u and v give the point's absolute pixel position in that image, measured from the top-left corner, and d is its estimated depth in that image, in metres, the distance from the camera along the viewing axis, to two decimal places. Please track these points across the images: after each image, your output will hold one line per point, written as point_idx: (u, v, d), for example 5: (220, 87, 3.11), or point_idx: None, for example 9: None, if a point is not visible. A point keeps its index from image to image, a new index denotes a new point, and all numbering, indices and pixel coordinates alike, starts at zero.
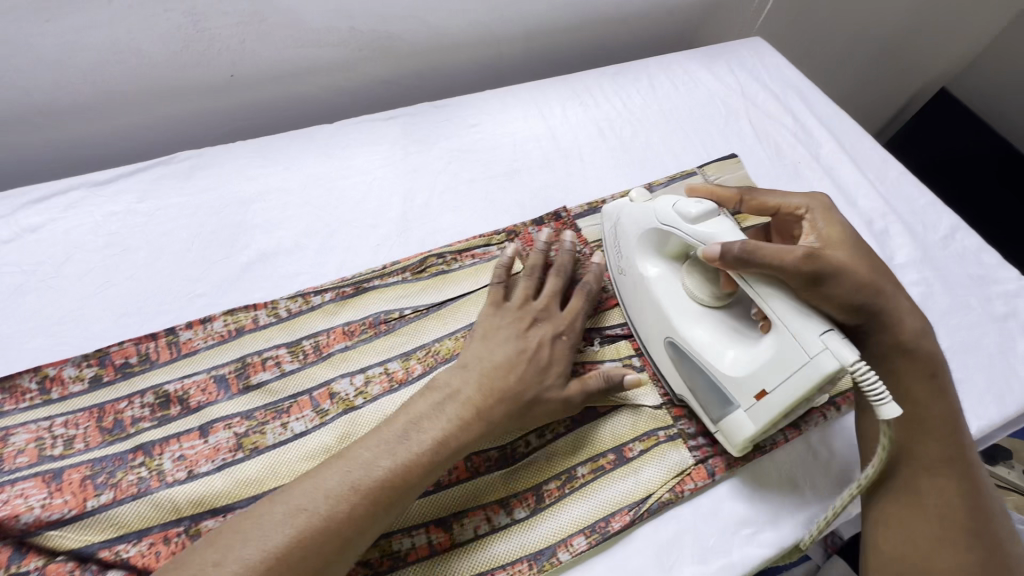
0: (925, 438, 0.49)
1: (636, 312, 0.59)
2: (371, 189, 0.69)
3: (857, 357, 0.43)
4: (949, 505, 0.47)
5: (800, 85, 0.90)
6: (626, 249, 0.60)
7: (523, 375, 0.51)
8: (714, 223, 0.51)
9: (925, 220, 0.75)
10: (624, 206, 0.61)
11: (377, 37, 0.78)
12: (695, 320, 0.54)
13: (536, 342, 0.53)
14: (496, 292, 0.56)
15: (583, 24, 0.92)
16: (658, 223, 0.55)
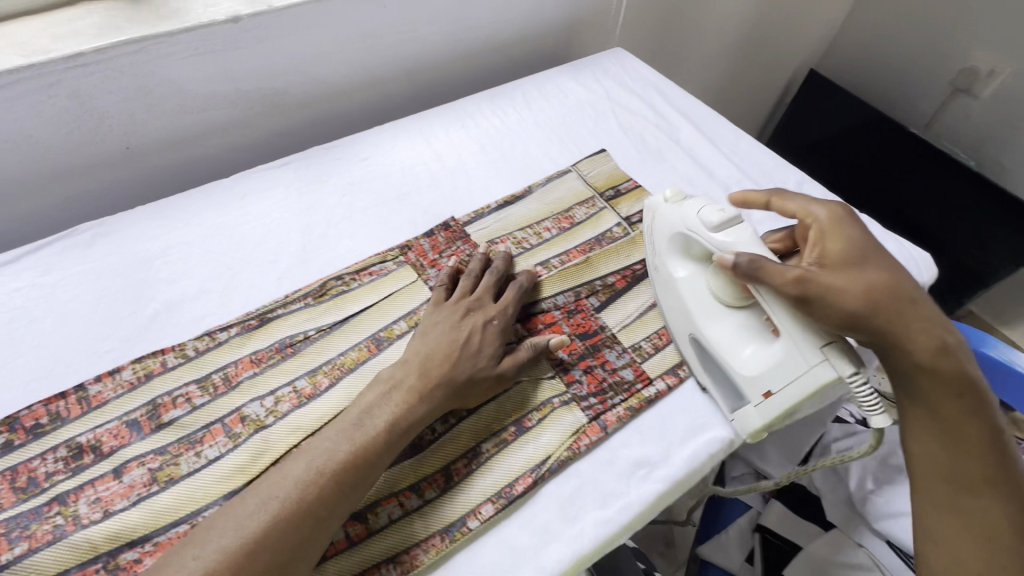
0: (964, 458, 0.50)
1: (665, 301, 0.66)
2: (270, 229, 0.74)
3: (854, 369, 0.49)
4: (994, 527, 0.49)
5: (658, 82, 1.01)
6: (659, 248, 0.67)
7: (458, 360, 0.58)
8: (735, 232, 0.57)
9: (775, 180, 0.85)
10: (658, 206, 0.68)
11: (264, 94, 0.85)
12: (715, 319, 0.60)
13: (468, 329, 0.60)
14: (438, 292, 0.65)
15: (459, 57, 1.01)
16: (686, 229, 0.62)
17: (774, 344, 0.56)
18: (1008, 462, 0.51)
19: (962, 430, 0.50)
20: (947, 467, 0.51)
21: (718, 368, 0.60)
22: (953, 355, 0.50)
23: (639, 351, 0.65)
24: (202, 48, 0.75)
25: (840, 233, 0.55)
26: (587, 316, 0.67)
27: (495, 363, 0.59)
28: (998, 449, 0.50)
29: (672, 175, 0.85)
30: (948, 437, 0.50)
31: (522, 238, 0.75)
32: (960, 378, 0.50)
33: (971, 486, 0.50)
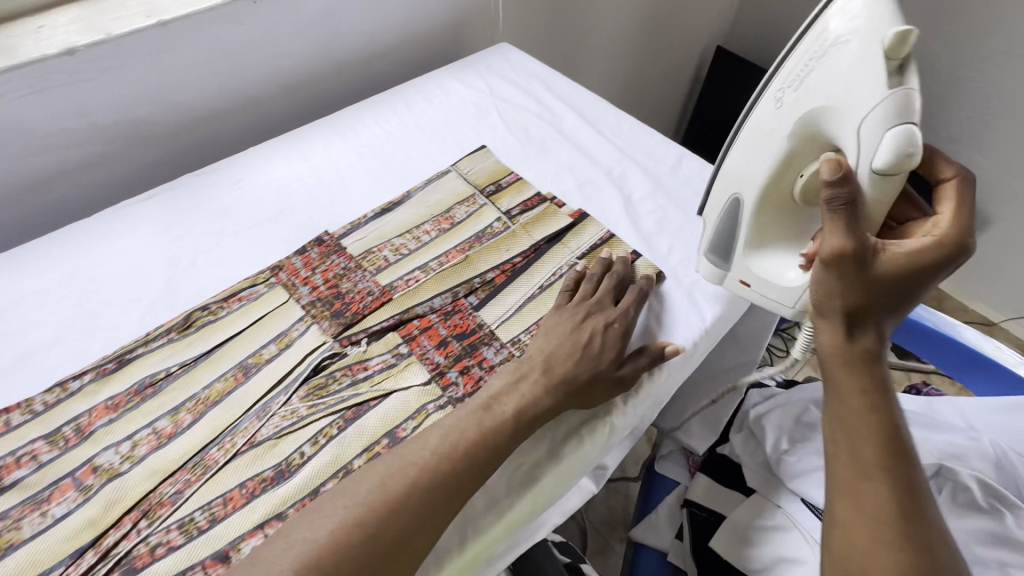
0: (864, 444, 0.51)
1: (748, 141, 0.64)
2: (133, 265, 0.71)
3: None
4: (883, 509, 0.49)
5: (541, 73, 1.01)
6: (806, 94, 0.57)
7: (579, 363, 0.59)
8: (890, 181, 0.53)
9: (655, 157, 0.86)
10: (873, 55, 0.52)
11: (124, 126, 0.81)
12: (768, 203, 0.64)
13: (590, 332, 0.62)
14: (562, 294, 0.67)
15: (338, 67, 0.99)
16: (855, 120, 0.53)
17: (789, 268, 0.64)
18: (915, 469, 0.51)
19: (867, 419, 0.51)
20: (847, 446, 0.52)
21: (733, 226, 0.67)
22: (875, 359, 0.53)
23: (517, 344, 0.64)
24: (38, 85, 0.71)
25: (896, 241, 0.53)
26: (465, 315, 0.66)
27: (617, 365, 0.61)
28: (903, 448, 0.51)
29: (555, 163, 0.85)
30: (847, 420, 0.52)
31: (399, 244, 0.74)
32: (880, 380, 0.53)
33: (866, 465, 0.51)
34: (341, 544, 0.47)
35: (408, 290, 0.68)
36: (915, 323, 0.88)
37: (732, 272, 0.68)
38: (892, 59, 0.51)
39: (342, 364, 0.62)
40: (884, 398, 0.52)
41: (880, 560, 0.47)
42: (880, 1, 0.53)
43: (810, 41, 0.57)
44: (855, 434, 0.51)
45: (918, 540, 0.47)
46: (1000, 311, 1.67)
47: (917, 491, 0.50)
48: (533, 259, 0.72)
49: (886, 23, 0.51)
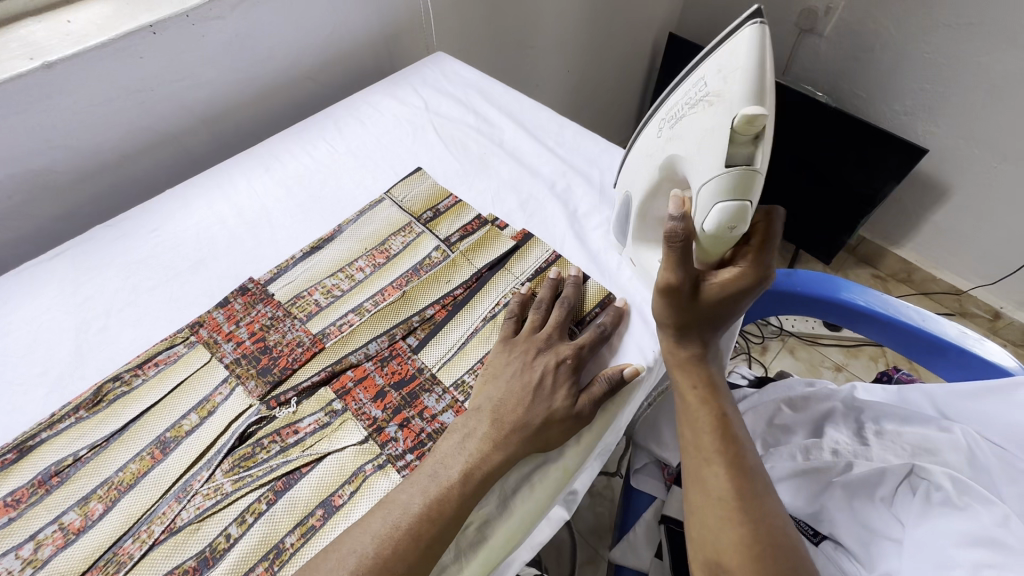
0: (703, 434, 0.57)
1: (638, 159, 0.59)
2: (38, 336, 0.64)
3: None
4: (724, 491, 0.53)
5: (479, 82, 0.96)
6: (676, 133, 0.50)
7: (530, 406, 0.56)
8: (721, 243, 0.49)
9: (600, 166, 0.82)
10: (722, 130, 0.44)
11: (22, 179, 0.75)
12: (652, 213, 0.60)
13: (542, 369, 0.58)
14: (509, 328, 0.63)
15: (261, 92, 0.93)
16: (697, 183, 0.48)
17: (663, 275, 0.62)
18: (750, 453, 0.57)
19: (703, 413, 0.58)
20: (691, 439, 0.58)
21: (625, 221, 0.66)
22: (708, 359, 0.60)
23: (461, 388, 0.60)
24: None
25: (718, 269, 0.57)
26: (403, 359, 0.62)
27: (573, 403, 0.57)
28: (737, 435, 0.57)
29: (496, 182, 0.80)
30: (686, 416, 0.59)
31: (330, 285, 0.69)
32: (711, 378, 0.60)
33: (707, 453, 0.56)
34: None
35: (340, 337, 0.63)
36: (884, 316, 0.86)
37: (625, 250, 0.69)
38: (740, 137, 0.44)
39: (270, 430, 0.57)
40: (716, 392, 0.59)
41: (726, 536, 0.51)
42: (755, 60, 0.42)
43: (694, 81, 0.48)
44: (696, 429, 0.58)
45: (758, 513, 0.52)
46: (968, 280, 1.68)
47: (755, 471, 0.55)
48: (475, 289, 0.68)
49: (748, 96, 0.43)
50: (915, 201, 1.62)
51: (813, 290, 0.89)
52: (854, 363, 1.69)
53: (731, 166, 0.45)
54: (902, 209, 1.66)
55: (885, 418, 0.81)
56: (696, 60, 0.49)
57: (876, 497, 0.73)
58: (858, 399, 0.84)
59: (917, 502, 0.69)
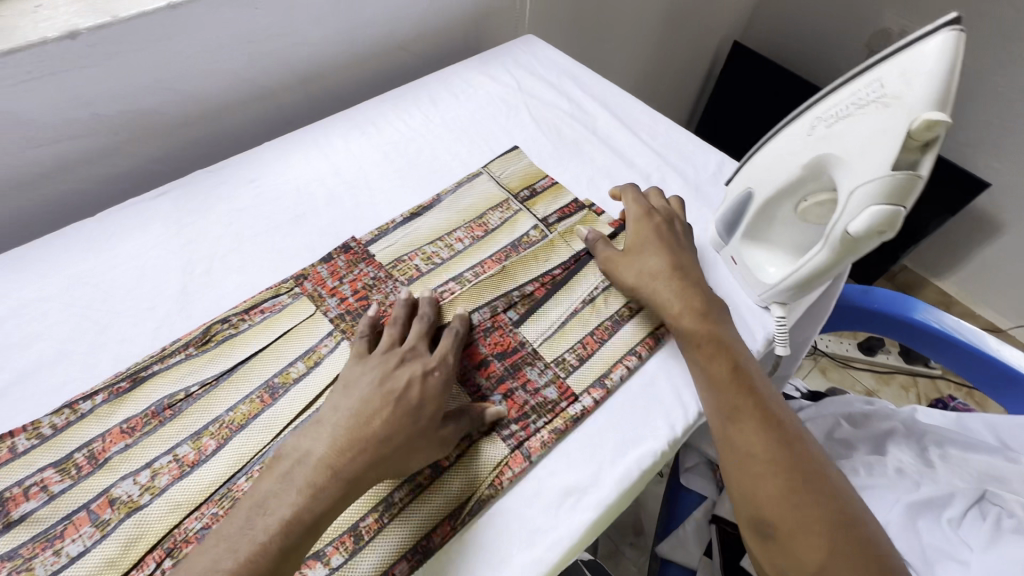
0: (723, 391, 0.57)
1: (771, 158, 0.58)
2: (144, 273, 0.65)
3: (777, 330, 0.64)
4: (755, 445, 0.54)
5: (571, 69, 0.96)
6: (833, 132, 0.50)
7: (384, 415, 0.51)
8: (864, 241, 0.50)
9: (694, 164, 0.82)
10: (897, 132, 0.45)
11: (127, 117, 0.75)
12: (772, 208, 0.60)
13: (403, 381, 0.53)
14: (361, 343, 0.58)
15: (356, 58, 0.93)
16: (853, 183, 0.48)
17: (772, 271, 0.63)
18: (768, 400, 0.57)
19: (721, 369, 0.58)
20: (714, 398, 0.57)
21: (739, 218, 0.65)
22: (708, 311, 0.61)
23: (562, 365, 0.61)
24: (39, 71, 0.65)
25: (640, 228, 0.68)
26: (505, 332, 0.62)
27: (435, 421, 0.52)
28: (754, 383, 0.58)
29: (590, 169, 0.81)
30: (707, 377, 0.58)
31: (430, 252, 0.69)
32: (719, 329, 0.60)
33: (729, 408, 0.56)
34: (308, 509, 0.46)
35: (444, 303, 0.64)
36: (957, 342, 0.85)
37: (726, 248, 0.68)
38: (915, 142, 0.45)
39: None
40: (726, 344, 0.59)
41: (764, 487, 0.52)
42: (946, 68, 0.43)
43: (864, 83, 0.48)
44: (716, 386, 0.57)
45: (792, 456, 0.53)
46: (1007, 318, 1.68)
47: (780, 416, 0.56)
48: (574, 271, 0.68)
49: (932, 102, 0.43)
50: (964, 234, 1.61)
51: (888, 309, 0.89)
52: (886, 390, 1.68)
53: (897, 169, 0.46)
54: (950, 241, 1.66)
55: (949, 443, 0.81)
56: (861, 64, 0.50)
57: (944, 518, 0.72)
58: (919, 422, 0.85)
59: (987, 527, 0.69)
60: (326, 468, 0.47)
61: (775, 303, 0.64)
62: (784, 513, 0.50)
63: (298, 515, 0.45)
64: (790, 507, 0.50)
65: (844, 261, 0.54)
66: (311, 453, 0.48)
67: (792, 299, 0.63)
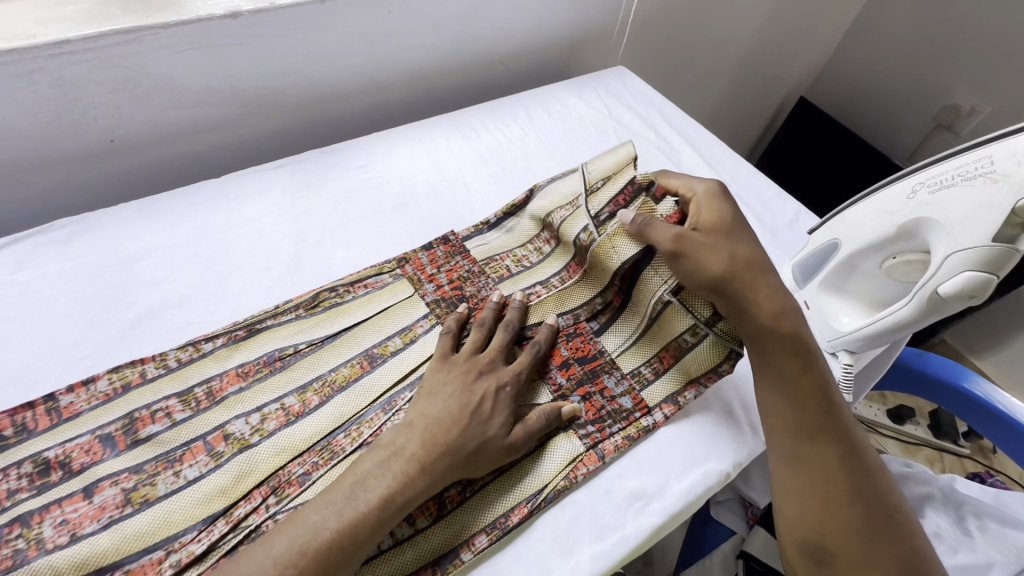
0: (806, 413, 0.59)
1: (864, 215, 0.63)
2: (261, 235, 0.71)
3: (842, 376, 0.67)
4: (829, 469, 0.56)
5: (659, 105, 1.02)
6: (935, 200, 0.56)
7: (463, 425, 0.53)
8: (955, 302, 0.54)
9: (772, 209, 0.86)
10: (1004, 206, 0.50)
11: (259, 93, 0.81)
12: (855, 261, 0.64)
13: (480, 394, 0.56)
14: (445, 346, 0.61)
15: (461, 66, 1.00)
16: (954, 247, 0.53)
17: (846, 320, 0.66)
18: (847, 429, 0.59)
19: (805, 390, 0.60)
20: (794, 417, 0.59)
21: (820, 265, 0.69)
22: (787, 321, 0.62)
23: (637, 377, 0.64)
24: (201, 42, 0.71)
25: (712, 206, 0.66)
26: (586, 339, 0.66)
27: (507, 432, 0.55)
28: (836, 409, 0.60)
29: None
30: (792, 395, 0.60)
31: (521, 255, 0.74)
32: (800, 346, 0.61)
33: (810, 431, 0.58)
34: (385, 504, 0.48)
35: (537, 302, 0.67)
36: (1011, 420, 0.84)
37: (799, 292, 0.72)
38: (1019, 218, 0.50)
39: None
40: (812, 366, 0.61)
41: (830, 513, 0.55)
42: None
43: (970, 162, 0.54)
44: (796, 408, 0.59)
45: (860, 486, 0.56)
46: None
47: (854, 445, 0.59)
48: (629, 285, 0.67)
49: None
50: (1008, 318, 1.61)
51: (941, 376, 0.91)
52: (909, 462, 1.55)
53: (996, 241, 0.51)
54: (994, 322, 1.66)
55: (987, 516, 0.82)
56: (967, 146, 0.56)
57: None
58: (957, 492, 0.86)
59: None
60: (416, 460, 0.51)
61: (843, 351, 0.67)
62: (844, 542, 0.54)
63: (390, 497, 0.49)
64: (853, 539, 0.54)
65: (924, 320, 0.58)
66: (406, 448, 0.52)
67: (862, 349, 0.66)
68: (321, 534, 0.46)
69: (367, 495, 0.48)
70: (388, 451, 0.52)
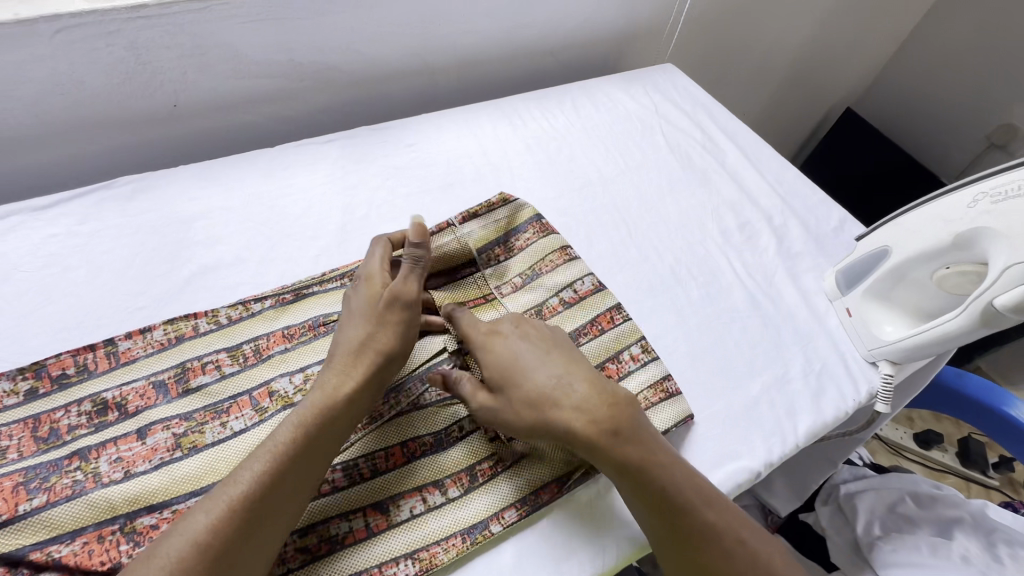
0: (641, 503, 0.49)
1: (919, 224, 0.62)
2: (311, 205, 0.73)
3: (881, 385, 0.67)
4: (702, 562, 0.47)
5: (707, 104, 1.01)
6: (997, 211, 0.54)
7: (367, 328, 0.53)
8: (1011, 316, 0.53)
9: (817, 215, 0.85)
10: None
11: (316, 68, 0.83)
12: (904, 270, 0.63)
13: (367, 317, 0.54)
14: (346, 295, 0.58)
15: (511, 54, 1.00)
16: (1015, 260, 0.52)
17: (889, 328, 0.66)
18: (660, 522, 0.48)
19: (637, 475, 0.49)
20: (647, 509, 0.49)
21: (868, 272, 0.69)
22: (622, 436, 0.49)
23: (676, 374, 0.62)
24: (267, 14, 0.73)
25: (494, 345, 0.54)
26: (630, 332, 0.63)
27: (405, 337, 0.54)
28: (688, 491, 0.49)
29: (716, 199, 0.84)
30: (635, 483, 0.49)
31: (500, 250, 0.66)
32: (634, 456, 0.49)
33: (676, 521, 0.48)
34: (222, 526, 0.41)
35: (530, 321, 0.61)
36: None
37: (843, 298, 0.71)
38: None
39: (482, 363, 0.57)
40: (640, 478, 0.49)
41: None
42: None
43: None
44: (653, 524, 0.48)
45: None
46: None
47: (710, 533, 0.48)
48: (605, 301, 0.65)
49: None
50: None
51: (980, 398, 0.88)
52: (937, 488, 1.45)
53: None
54: None
55: (1019, 545, 0.79)
56: None
57: None
58: (986, 519, 0.83)
59: None
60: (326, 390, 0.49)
61: (885, 360, 0.67)
62: None
63: (307, 421, 0.48)
64: None
65: (975, 334, 0.57)
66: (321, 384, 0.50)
67: (907, 359, 0.65)
68: (157, 562, 0.39)
69: (199, 519, 0.41)
70: (224, 480, 0.44)
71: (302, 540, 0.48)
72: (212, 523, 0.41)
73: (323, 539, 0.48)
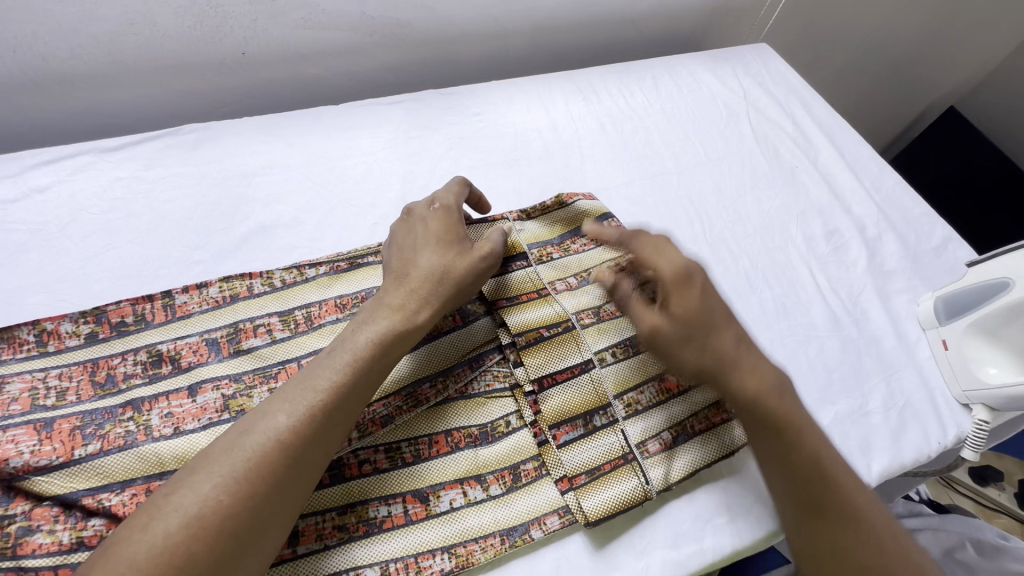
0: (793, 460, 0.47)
1: None
2: (371, 169, 0.70)
3: (971, 430, 0.60)
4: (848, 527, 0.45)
5: (802, 93, 0.91)
6: None
7: (444, 258, 0.52)
8: None
9: (918, 230, 0.76)
10: None
11: (387, 23, 0.79)
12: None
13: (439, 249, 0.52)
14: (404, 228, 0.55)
15: (592, 21, 0.93)
16: None
17: (994, 369, 0.59)
18: (815, 476, 0.46)
19: (793, 426, 0.48)
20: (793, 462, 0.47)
21: (977, 304, 0.62)
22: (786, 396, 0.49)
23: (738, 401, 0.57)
24: None
25: (690, 291, 0.50)
26: None
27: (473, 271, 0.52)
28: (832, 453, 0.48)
29: (805, 201, 0.77)
30: (787, 434, 0.47)
31: (554, 249, 0.62)
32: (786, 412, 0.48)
33: (824, 474, 0.46)
34: (302, 430, 0.41)
35: (588, 323, 0.57)
36: None
37: (940, 328, 0.65)
38: None
39: (536, 359, 0.54)
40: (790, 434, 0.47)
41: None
42: None
43: None
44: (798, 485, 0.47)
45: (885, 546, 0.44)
46: None
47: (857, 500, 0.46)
48: None
49: None
50: None
51: None
52: None
53: None
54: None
55: None
56: None
57: None
58: None
59: None
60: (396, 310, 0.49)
61: (980, 404, 0.60)
62: None
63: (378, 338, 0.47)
64: None
65: None
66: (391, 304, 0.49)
67: (1007, 407, 0.59)
68: (241, 456, 0.39)
69: (279, 422, 0.41)
70: (298, 385, 0.43)
71: (340, 518, 0.46)
72: (291, 424, 0.41)
73: (360, 520, 0.47)
